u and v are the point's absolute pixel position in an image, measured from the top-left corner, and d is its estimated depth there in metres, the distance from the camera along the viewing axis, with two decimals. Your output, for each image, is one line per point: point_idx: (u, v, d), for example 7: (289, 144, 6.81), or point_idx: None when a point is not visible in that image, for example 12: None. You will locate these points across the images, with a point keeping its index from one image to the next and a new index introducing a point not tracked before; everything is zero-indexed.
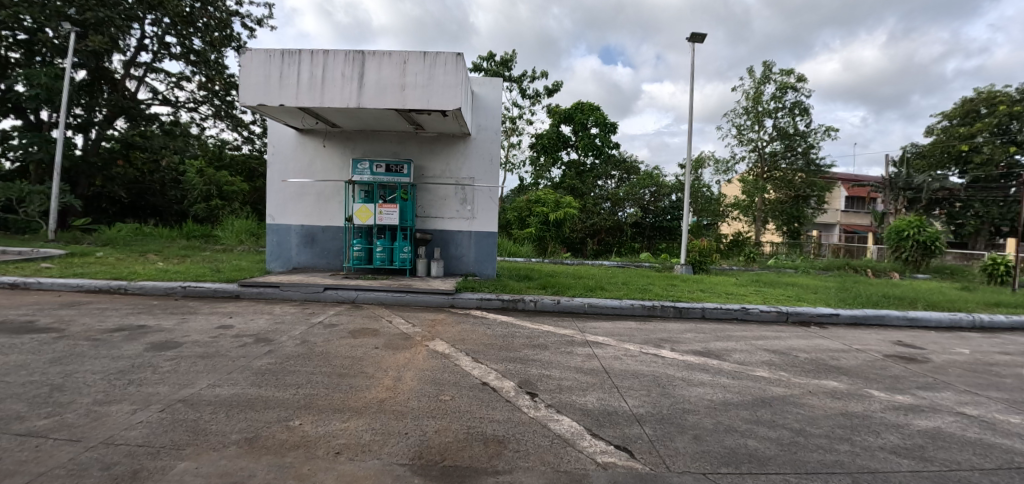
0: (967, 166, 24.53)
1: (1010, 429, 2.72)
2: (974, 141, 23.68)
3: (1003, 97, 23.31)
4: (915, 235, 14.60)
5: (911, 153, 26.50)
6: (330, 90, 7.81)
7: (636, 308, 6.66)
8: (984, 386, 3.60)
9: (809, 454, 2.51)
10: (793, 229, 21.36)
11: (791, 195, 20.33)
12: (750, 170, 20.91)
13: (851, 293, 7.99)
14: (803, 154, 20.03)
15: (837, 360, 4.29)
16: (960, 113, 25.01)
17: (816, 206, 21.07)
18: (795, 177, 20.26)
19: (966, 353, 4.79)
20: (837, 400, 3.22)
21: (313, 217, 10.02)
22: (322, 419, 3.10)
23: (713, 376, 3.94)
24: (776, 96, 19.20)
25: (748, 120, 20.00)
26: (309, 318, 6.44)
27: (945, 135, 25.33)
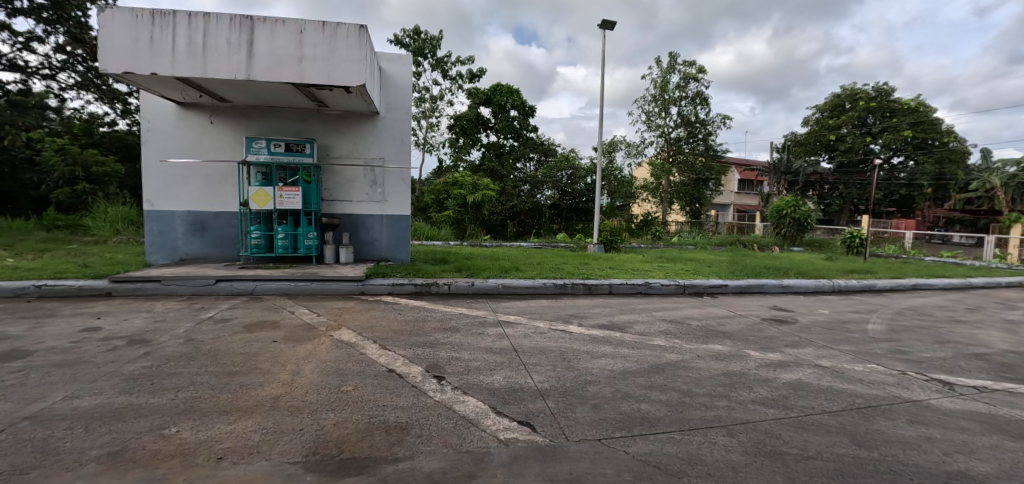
0: (834, 152, 28.45)
1: (855, 375, 3.23)
2: (840, 132, 27.50)
3: (862, 94, 27.06)
4: (792, 213, 17.08)
5: (792, 141, 30.35)
6: (214, 58, 6.72)
7: (548, 287, 6.82)
8: (838, 341, 4.23)
9: (692, 411, 2.74)
10: (694, 209, 22.89)
11: (692, 177, 21.90)
12: (658, 154, 22.34)
13: (740, 266, 9.10)
14: (703, 139, 21.64)
15: (723, 325, 4.80)
16: (829, 106, 28.52)
17: (713, 188, 23.10)
18: (695, 160, 21.74)
19: (824, 314, 5.65)
20: (720, 361, 3.56)
21: (202, 202, 8.64)
22: (205, 424, 2.59)
23: (615, 347, 4.12)
24: (681, 86, 20.90)
25: (656, 107, 21.67)
26: (198, 314, 5.50)
27: (818, 125, 29.06)
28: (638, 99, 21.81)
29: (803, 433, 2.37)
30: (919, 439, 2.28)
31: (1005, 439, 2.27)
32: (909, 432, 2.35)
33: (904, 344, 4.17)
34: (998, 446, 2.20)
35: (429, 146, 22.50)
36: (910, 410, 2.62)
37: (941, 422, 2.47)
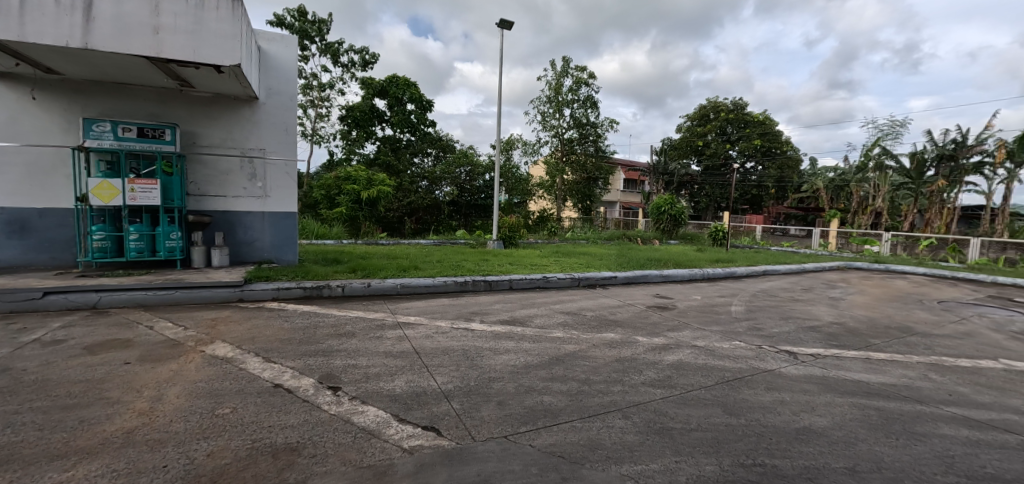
0: (701, 156, 32.88)
1: (723, 352, 3.72)
2: (706, 139, 32.07)
3: (723, 106, 31.51)
4: (669, 210, 19.40)
5: (668, 145, 34.48)
6: (36, 20, 5.25)
7: (449, 286, 6.65)
8: (709, 323, 4.85)
9: (591, 399, 2.88)
10: (587, 206, 24.68)
11: (582, 176, 23.27)
12: (553, 154, 23.25)
13: (628, 259, 10.00)
14: (593, 141, 23.05)
15: (614, 314, 5.18)
16: (698, 116, 32.89)
17: (602, 187, 24.79)
18: (587, 160, 23.14)
19: (698, 299, 6.48)
20: (613, 349, 3.79)
21: (21, 196, 6.63)
22: (27, 477, 1.94)
23: (517, 342, 4.14)
24: (573, 89, 22.13)
25: (551, 107, 22.68)
26: (17, 338, 4.12)
27: (689, 132, 33.51)
28: (534, 100, 22.39)
29: (686, 410, 2.65)
30: (774, 403, 2.72)
31: (832, 395, 2.84)
32: (767, 398, 2.78)
33: (758, 321, 4.95)
34: (829, 402, 2.74)
35: (317, 138, 20.49)
36: (766, 378, 3.10)
37: (789, 386, 2.98)
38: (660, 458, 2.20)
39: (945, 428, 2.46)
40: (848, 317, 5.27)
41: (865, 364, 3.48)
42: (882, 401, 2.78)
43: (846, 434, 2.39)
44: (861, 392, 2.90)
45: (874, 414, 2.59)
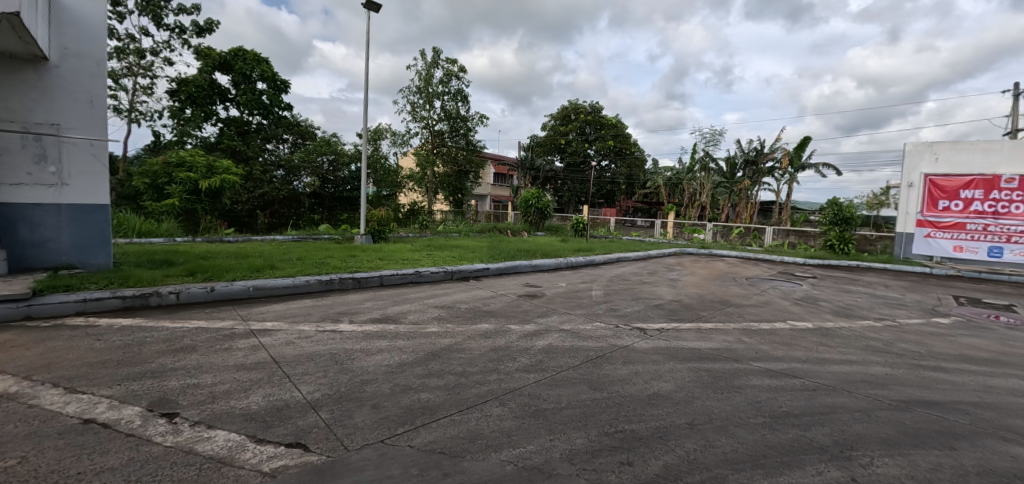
0: (563, 154, 35.56)
1: (586, 333, 4.07)
2: (567, 137, 34.87)
3: (583, 109, 34.42)
4: (536, 203, 20.17)
5: (535, 142, 36.30)
6: None
7: (312, 285, 6.05)
8: (573, 307, 5.27)
9: (469, 390, 2.87)
10: (457, 199, 24.72)
11: (452, 169, 23.00)
12: (423, 146, 22.55)
13: (498, 251, 10.27)
14: (464, 135, 22.87)
15: (487, 305, 5.24)
16: (560, 116, 35.39)
17: (473, 181, 25.19)
18: (457, 153, 22.88)
19: (563, 285, 7.00)
20: (489, 339, 3.82)
21: None
22: None
23: (390, 341, 3.91)
24: (443, 81, 21.97)
25: (421, 98, 22.09)
26: None
27: (553, 130, 35.72)
28: (402, 89, 21.63)
29: (557, 389, 2.82)
30: (630, 375, 3.05)
31: (673, 362, 3.31)
32: (624, 370, 3.11)
33: (614, 303, 5.52)
34: (672, 368, 3.18)
35: (138, 115, 16.85)
36: (623, 354, 3.47)
37: (641, 358, 3.38)
38: (536, 439, 2.31)
39: (753, 379, 3.06)
40: (683, 295, 6.24)
41: (697, 333, 4.14)
42: (710, 363, 3.33)
43: (684, 393, 2.79)
44: (696, 357, 3.44)
45: (704, 374, 3.09)
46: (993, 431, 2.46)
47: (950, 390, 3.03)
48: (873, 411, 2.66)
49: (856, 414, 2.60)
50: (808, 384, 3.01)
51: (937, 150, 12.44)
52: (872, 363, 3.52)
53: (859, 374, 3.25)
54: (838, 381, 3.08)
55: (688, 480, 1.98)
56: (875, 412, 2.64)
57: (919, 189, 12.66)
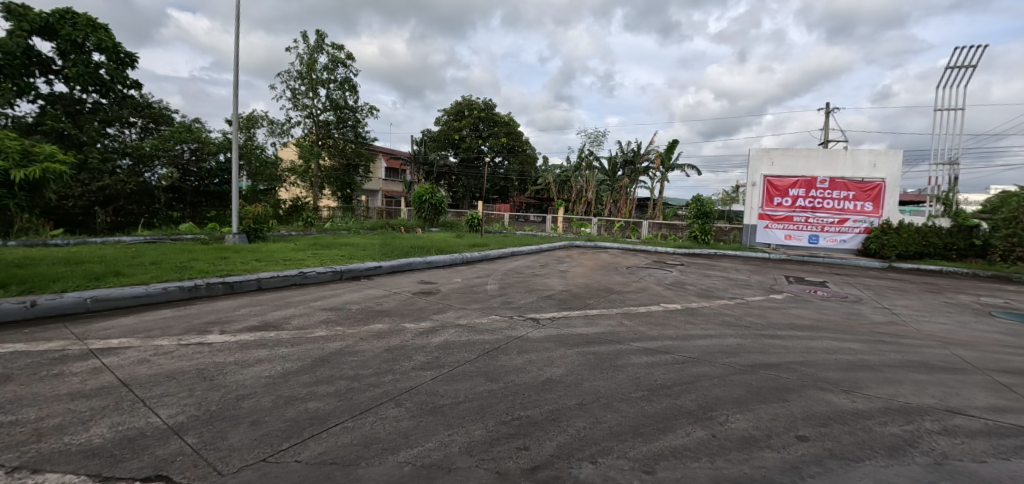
0: (457, 149, 35.54)
1: (481, 326, 4.15)
2: (461, 133, 34.81)
3: (476, 105, 34.80)
4: (430, 199, 18.32)
5: (428, 137, 35.90)
6: None
7: (172, 293, 5.18)
8: (469, 302, 5.32)
9: (361, 395, 2.69)
10: (346, 195, 22.56)
11: (341, 162, 21.18)
12: (306, 136, 20.62)
13: (392, 248, 9.58)
14: (353, 126, 21.12)
15: (380, 304, 5.00)
16: (454, 111, 35.27)
17: (363, 175, 22.83)
18: (346, 146, 21.22)
19: (458, 281, 7.01)
20: (382, 339, 3.68)
21: None
22: None
23: (271, 349, 3.52)
24: (329, 68, 20.22)
25: (303, 85, 20.09)
26: None
27: (446, 126, 35.52)
28: (281, 73, 19.69)
29: (454, 384, 2.79)
30: (524, 364, 3.16)
31: (564, 349, 3.51)
32: (518, 360, 3.22)
33: (510, 296, 5.69)
34: (563, 354, 3.37)
35: None
36: (518, 344, 3.59)
37: (535, 347, 3.53)
38: (434, 436, 2.24)
39: (633, 357, 3.38)
40: (573, 285, 6.67)
41: (584, 319, 4.48)
42: (597, 346, 3.61)
43: (573, 376, 2.96)
44: (583, 342, 3.70)
45: (591, 357, 3.33)
46: (813, 383, 3.03)
47: (782, 352, 3.69)
48: (729, 375, 3.10)
49: (716, 380, 3.01)
50: (677, 358, 3.41)
51: (772, 156, 14.88)
52: (726, 335, 4.13)
53: (717, 345, 3.78)
54: (701, 354, 3.54)
55: (580, 456, 2.07)
56: (731, 377, 3.07)
57: (761, 188, 14.96)
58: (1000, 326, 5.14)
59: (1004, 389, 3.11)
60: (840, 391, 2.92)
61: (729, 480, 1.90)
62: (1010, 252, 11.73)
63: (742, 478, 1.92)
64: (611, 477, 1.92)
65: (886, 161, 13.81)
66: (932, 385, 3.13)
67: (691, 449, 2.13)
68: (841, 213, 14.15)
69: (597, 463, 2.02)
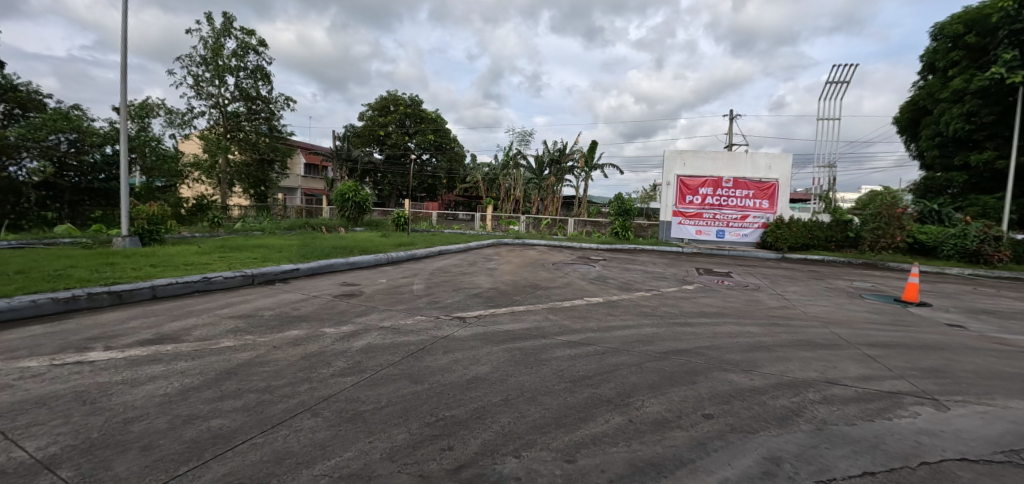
0: (382, 146, 34.37)
1: (406, 328, 4.05)
2: (386, 129, 33.65)
3: (402, 101, 33.70)
4: (354, 197, 17.48)
5: (351, 132, 34.40)
6: None
7: (46, 305, 4.33)
8: (393, 303, 5.18)
9: (273, 407, 2.42)
10: (261, 192, 20.79)
11: (255, 157, 19.83)
12: (212, 128, 19.02)
13: (311, 249, 9.09)
14: (267, 119, 19.86)
15: (297, 310, 4.69)
16: (378, 107, 33.84)
17: (280, 171, 21.41)
18: (259, 140, 19.90)
19: (383, 282, 6.79)
20: (298, 346, 3.44)
21: None
22: None
23: (169, 364, 3.09)
24: (238, 54, 18.61)
25: (208, 71, 18.33)
26: None
27: (371, 121, 34.16)
28: (181, 58, 17.91)
29: (375, 389, 2.66)
30: (449, 363, 3.13)
31: (491, 346, 3.53)
32: (444, 360, 3.19)
33: (436, 296, 5.63)
34: (489, 352, 3.39)
35: None
36: (443, 344, 3.56)
37: (461, 345, 3.53)
38: (354, 444, 2.05)
39: (557, 351, 3.49)
40: (500, 282, 6.76)
41: (511, 315, 4.56)
42: (522, 342, 3.67)
43: (498, 374, 2.98)
44: (509, 338, 3.75)
45: (517, 353, 3.39)
46: (718, 365, 3.33)
47: (691, 338, 4.02)
48: (645, 363, 3.31)
49: (633, 368, 3.19)
50: (598, 349, 3.57)
51: (684, 158, 16.11)
52: (643, 324, 4.42)
53: (635, 335, 4.02)
54: (621, 344, 3.74)
55: (504, 451, 2.01)
56: (647, 365, 3.27)
57: (674, 187, 16.14)
58: (863, 306, 6.04)
59: (870, 360, 3.64)
60: (740, 371, 3.23)
61: (644, 461, 1.99)
62: (874, 242, 13.82)
63: (655, 458, 2.02)
64: (535, 469, 1.89)
65: (781, 164, 15.52)
66: (813, 359, 3.58)
67: (609, 435, 2.20)
68: (742, 210, 15.75)
69: (520, 457, 1.97)
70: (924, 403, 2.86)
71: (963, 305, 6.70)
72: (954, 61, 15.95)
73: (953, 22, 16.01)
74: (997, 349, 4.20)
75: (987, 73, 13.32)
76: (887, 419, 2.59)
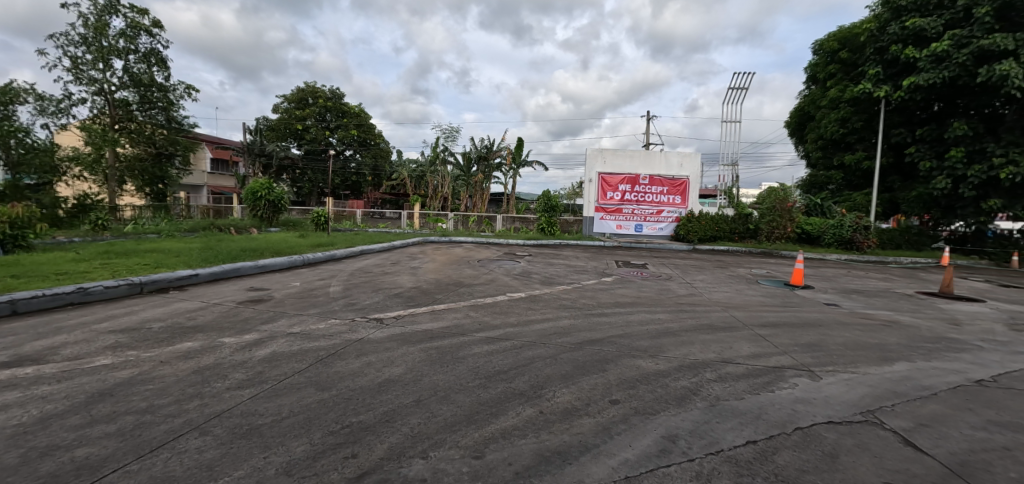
0: (300, 140, 32.36)
1: (317, 333, 3.87)
2: (305, 123, 31.70)
3: (321, 94, 32.28)
4: (266, 195, 16.36)
5: (264, 125, 32.00)
6: None
7: None
8: (306, 307, 4.92)
9: (153, 429, 2.16)
10: (158, 190, 18.52)
11: (151, 151, 17.78)
12: (95, 118, 16.80)
13: (214, 252, 8.36)
14: (164, 109, 17.81)
15: (193, 320, 4.27)
16: (295, 99, 32.10)
17: (181, 167, 19.18)
18: (154, 132, 17.77)
19: (296, 285, 6.42)
20: (191, 360, 3.14)
21: None
22: None
23: (24, 390, 2.64)
24: (127, 35, 16.56)
25: (90, 53, 16.11)
26: None
27: (288, 114, 32.08)
28: (53, 35, 15.45)
29: (276, 401, 2.50)
30: (362, 367, 3.04)
31: (407, 347, 3.48)
32: (355, 364, 3.09)
33: (354, 298, 5.43)
34: (404, 353, 3.34)
35: None
36: (356, 347, 3.46)
37: (375, 348, 3.44)
38: (247, 461, 1.89)
39: (475, 347, 3.51)
40: (423, 281, 6.67)
41: (431, 315, 4.54)
42: (440, 341, 3.66)
43: (411, 374, 2.94)
44: (426, 338, 3.73)
45: (433, 352, 3.37)
46: (627, 352, 3.53)
47: (605, 328, 4.23)
48: (559, 354, 3.43)
49: (548, 360, 3.29)
50: (516, 344, 3.65)
51: (605, 156, 16.92)
52: (562, 317, 4.59)
53: (553, 328, 4.16)
54: (537, 337, 3.86)
55: (411, 454, 1.97)
56: (561, 356, 3.40)
57: (596, 184, 16.92)
58: (758, 290, 6.72)
59: (760, 339, 4.06)
60: (647, 357, 3.45)
61: (550, 451, 2.05)
62: (771, 233, 15.58)
63: (562, 447, 2.09)
64: (441, 468, 1.86)
65: (690, 162, 16.83)
66: (712, 341, 3.91)
67: (519, 428, 2.25)
68: (658, 205, 16.89)
69: (427, 458, 1.94)
70: (801, 374, 3.24)
71: (838, 286, 7.71)
72: (832, 73, 18.30)
73: (832, 39, 18.34)
74: (862, 323, 4.88)
75: (860, 85, 15.37)
76: (770, 391, 2.90)
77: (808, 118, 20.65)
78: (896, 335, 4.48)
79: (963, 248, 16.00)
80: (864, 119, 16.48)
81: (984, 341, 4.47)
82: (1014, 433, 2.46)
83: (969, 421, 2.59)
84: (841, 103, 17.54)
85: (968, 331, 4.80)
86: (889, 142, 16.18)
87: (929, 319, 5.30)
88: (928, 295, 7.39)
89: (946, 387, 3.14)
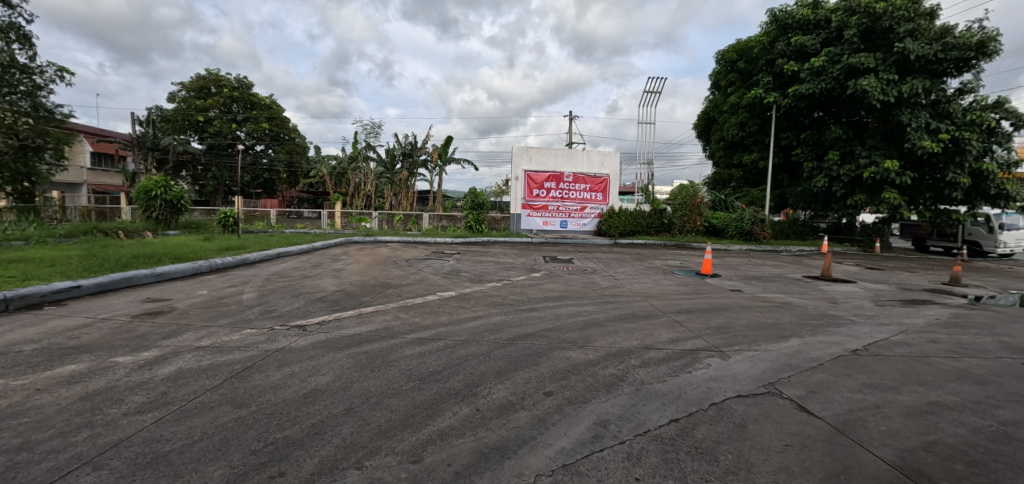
0: (202, 133, 29.24)
1: (230, 345, 3.54)
2: (208, 114, 28.69)
3: (226, 82, 29.44)
4: (162, 194, 14.69)
5: (158, 116, 28.46)
6: None
7: None
8: (216, 317, 4.48)
9: (30, 468, 1.85)
10: (23, 189, 15.76)
11: (12, 143, 14.73)
12: None
13: (97, 260, 7.29)
14: (29, 94, 15.28)
15: (75, 340, 3.70)
16: (195, 87, 28.95)
17: (52, 160, 16.34)
18: (16, 121, 14.89)
19: (202, 293, 5.81)
20: (75, 385, 2.73)
21: None
22: None
23: None
24: None
25: None
26: None
27: (186, 104, 28.80)
28: None
29: (184, 424, 2.25)
30: (283, 378, 2.85)
31: (333, 354, 3.32)
32: (277, 376, 2.88)
33: (273, 304, 5.05)
34: (332, 360, 3.18)
35: None
36: (276, 358, 3.24)
37: (298, 357, 3.25)
38: None
39: (405, 350, 3.43)
40: (347, 284, 6.37)
41: (358, 319, 4.36)
42: (368, 345, 3.53)
43: (339, 381, 2.81)
44: (355, 343, 3.57)
45: (363, 358, 3.24)
46: (558, 344, 3.67)
47: (536, 322, 4.36)
48: (493, 351, 3.47)
49: (481, 357, 3.31)
50: (448, 343, 3.63)
51: (530, 154, 17.24)
52: (494, 313, 4.65)
53: (484, 325, 4.19)
54: (469, 335, 3.86)
55: (345, 465, 1.89)
56: (494, 352, 3.44)
57: (522, 181, 17.21)
58: (673, 280, 7.30)
59: (677, 325, 4.42)
60: (576, 348, 3.61)
61: (489, 447, 2.07)
62: (683, 227, 17.06)
63: (500, 442, 2.13)
64: (378, 477, 1.81)
65: (610, 161, 17.73)
66: (635, 330, 4.19)
67: (456, 428, 2.25)
68: (582, 202, 17.65)
69: (363, 468, 1.87)
70: (712, 355, 3.59)
71: (739, 273, 8.64)
72: (732, 80, 20.30)
73: (731, 51, 20.36)
74: (760, 306, 5.52)
75: (755, 92, 17.16)
76: (688, 372, 3.18)
77: (712, 121, 22.77)
78: (787, 314, 5.14)
79: (839, 237, 18.61)
80: (758, 123, 18.49)
81: (855, 316, 5.27)
82: (881, 392, 2.94)
83: (847, 385, 3.05)
84: (739, 108, 19.52)
85: (842, 308, 5.65)
86: (778, 144, 18.31)
87: (813, 299, 6.14)
88: (810, 278, 8.56)
89: (829, 357, 3.65)
